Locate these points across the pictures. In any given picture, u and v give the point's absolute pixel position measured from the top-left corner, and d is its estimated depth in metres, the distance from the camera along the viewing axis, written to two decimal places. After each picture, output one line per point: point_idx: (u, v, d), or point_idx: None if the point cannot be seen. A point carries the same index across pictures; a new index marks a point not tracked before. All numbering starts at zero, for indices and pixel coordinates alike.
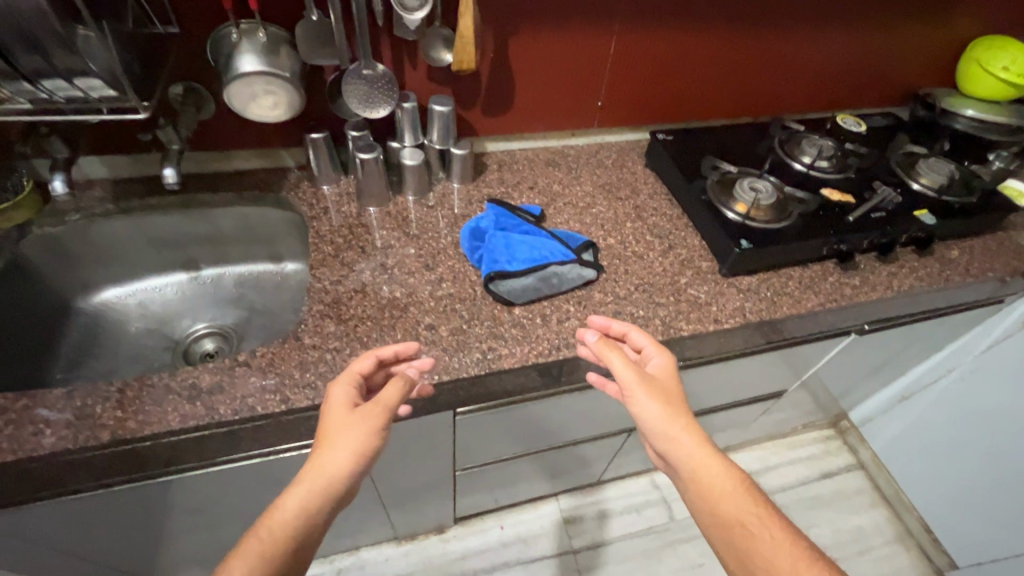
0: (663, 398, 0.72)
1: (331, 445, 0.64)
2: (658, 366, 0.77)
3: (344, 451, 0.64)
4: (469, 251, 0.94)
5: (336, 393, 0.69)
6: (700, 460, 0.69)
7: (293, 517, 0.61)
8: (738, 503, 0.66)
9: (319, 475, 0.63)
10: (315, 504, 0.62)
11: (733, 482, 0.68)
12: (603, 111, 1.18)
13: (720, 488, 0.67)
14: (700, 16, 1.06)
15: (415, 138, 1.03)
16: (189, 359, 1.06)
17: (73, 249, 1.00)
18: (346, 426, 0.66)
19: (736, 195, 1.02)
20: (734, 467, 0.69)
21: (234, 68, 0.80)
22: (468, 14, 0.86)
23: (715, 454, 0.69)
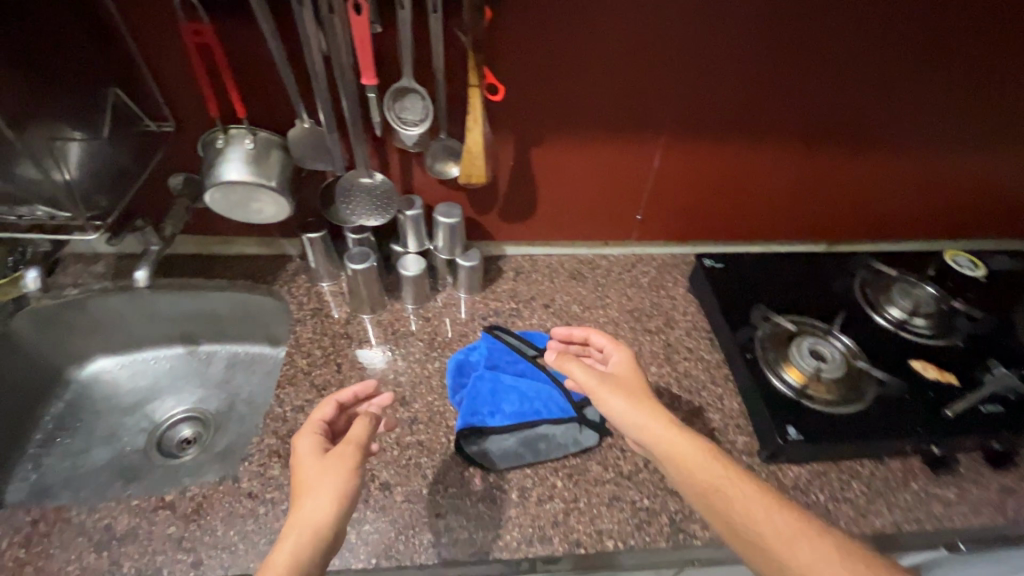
0: (623, 390, 0.69)
1: (308, 489, 0.57)
2: (618, 362, 0.74)
3: (326, 484, 0.58)
4: (452, 391, 0.81)
5: (302, 444, 0.62)
6: (671, 442, 0.63)
7: (284, 567, 0.52)
8: (718, 476, 0.60)
9: (306, 523, 0.55)
10: (307, 553, 0.54)
11: (717, 460, 0.61)
12: (641, 225, 1.02)
13: (697, 463, 0.61)
14: (764, 134, 0.89)
15: (419, 244, 0.93)
16: (163, 448, 1.01)
17: (69, 322, 0.99)
18: (325, 470, 0.59)
19: (790, 358, 0.81)
20: (711, 446, 0.63)
21: (216, 176, 0.74)
22: (474, 130, 0.74)
23: (682, 431, 0.64)
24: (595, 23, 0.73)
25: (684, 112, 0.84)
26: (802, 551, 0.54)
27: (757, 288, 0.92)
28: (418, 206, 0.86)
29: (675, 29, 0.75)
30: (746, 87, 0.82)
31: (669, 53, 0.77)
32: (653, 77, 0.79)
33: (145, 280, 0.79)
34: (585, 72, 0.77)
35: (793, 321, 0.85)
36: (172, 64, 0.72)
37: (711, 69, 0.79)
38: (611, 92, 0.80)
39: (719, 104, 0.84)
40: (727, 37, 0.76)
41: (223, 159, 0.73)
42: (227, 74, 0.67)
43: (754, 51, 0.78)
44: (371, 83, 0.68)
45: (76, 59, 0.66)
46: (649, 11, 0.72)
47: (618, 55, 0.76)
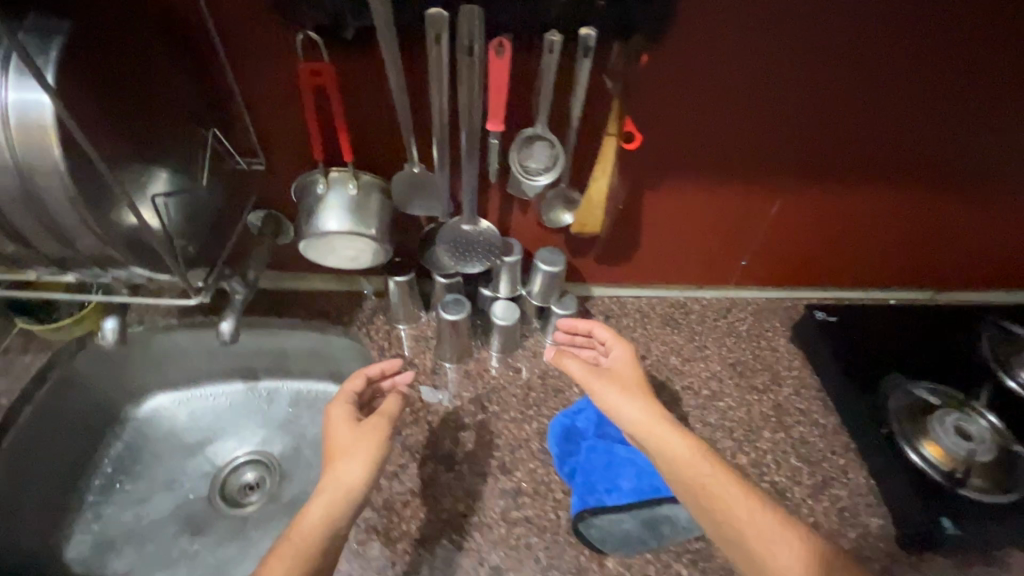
0: (620, 390, 0.72)
1: (340, 456, 0.62)
2: (616, 359, 0.76)
3: (357, 450, 0.62)
4: (558, 461, 0.75)
5: (335, 415, 0.66)
6: (663, 440, 0.66)
7: (320, 521, 0.58)
8: (704, 474, 0.63)
9: (337, 484, 0.60)
10: (338, 514, 0.59)
11: (702, 455, 0.65)
12: (743, 270, 0.95)
13: (685, 459, 0.65)
14: (890, 182, 0.81)
15: (513, 290, 0.86)
16: (226, 494, 0.94)
17: (131, 360, 0.93)
18: (357, 443, 0.63)
19: (929, 432, 0.75)
20: (698, 442, 0.66)
21: (314, 225, 0.67)
22: (602, 179, 0.67)
23: (675, 428, 0.67)
24: (736, 66, 0.65)
25: (807, 159, 0.77)
26: (767, 545, 0.58)
27: (878, 348, 0.85)
28: (518, 252, 0.79)
29: (817, 72, 0.67)
30: (881, 134, 0.74)
31: (805, 98, 0.69)
32: (783, 123, 0.71)
33: (231, 335, 0.71)
34: (716, 116, 0.70)
35: (936, 395, 0.78)
36: (271, 101, 0.65)
37: (846, 115, 0.71)
38: (739, 137, 0.73)
39: (847, 151, 0.76)
40: (870, 81, 0.68)
41: (323, 207, 0.67)
42: (340, 117, 0.60)
43: (897, 96, 0.70)
44: (498, 129, 0.61)
45: (173, 99, 0.60)
46: (795, 53, 0.64)
47: (752, 100, 0.68)
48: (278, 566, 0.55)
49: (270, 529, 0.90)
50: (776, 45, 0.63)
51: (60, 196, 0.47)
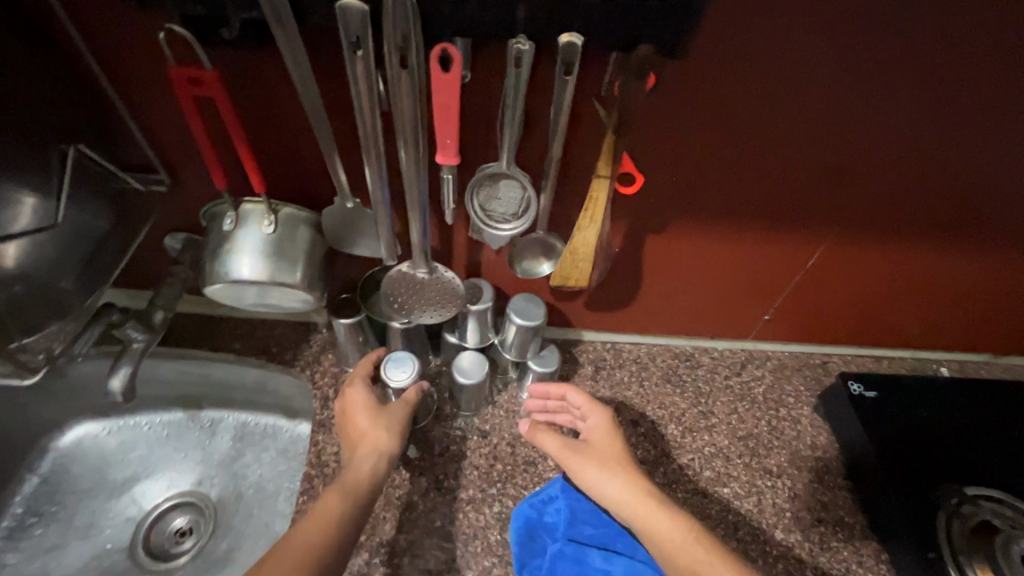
0: (595, 466, 0.60)
1: (374, 419, 0.62)
2: (594, 424, 0.64)
3: (393, 416, 0.63)
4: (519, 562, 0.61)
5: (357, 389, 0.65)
6: (644, 519, 0.55)
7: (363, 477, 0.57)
8: (700, 561, 0.51)
9: (378, 446, 0.61)
10: (380, 469, 0.59)
11: (686, 530, 0.53)
12: (766, 324, 0.79)
13: (669, 539, 0.53)
14: (961, 239, 0.64)
15: (482, 339, 0.71)
16: (151, 544, 0.83)
17: (46, 386, 0.81)
18: (390, 412, 0.64)
19: (986, 556, 0.60)
20: (686, 517, 0.54)
21: (221, 267, 0.53)
22: (589, 228, 0.52)
23: (659, 505, 0.55)
24: (777, 93, 0.48)
25: (858, 207, 0.60)
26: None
27: (928, 438, 0.69)
28: (488, 300, 0.64)
29: (887, 105, 0.49)
30: (958, 184, 0.57)
31: (864, 136, 0.52)
32: (832, 164, 0.55)
33: (123, 393, 0.58)
34: (744, 154, 0.53)
35: (999, 510, 0.62)
36: (164, 109, 0.50)
37: (915, 159, 0.55)
38: (775, 178, 0.56)
39: (911, 202, 0.59)
40: (956, 120, 0.51)
41: (231, 246, 0.52)
42: (241, 138, 0.46)
43: (988, 141, 0.52)
44: (449, 164, 0.46)
45: None
46: (861, 80, 0.47)
47: (793, 136, 0.52)
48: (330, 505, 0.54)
49: None
50: (836, 68, 0.46)
51: None
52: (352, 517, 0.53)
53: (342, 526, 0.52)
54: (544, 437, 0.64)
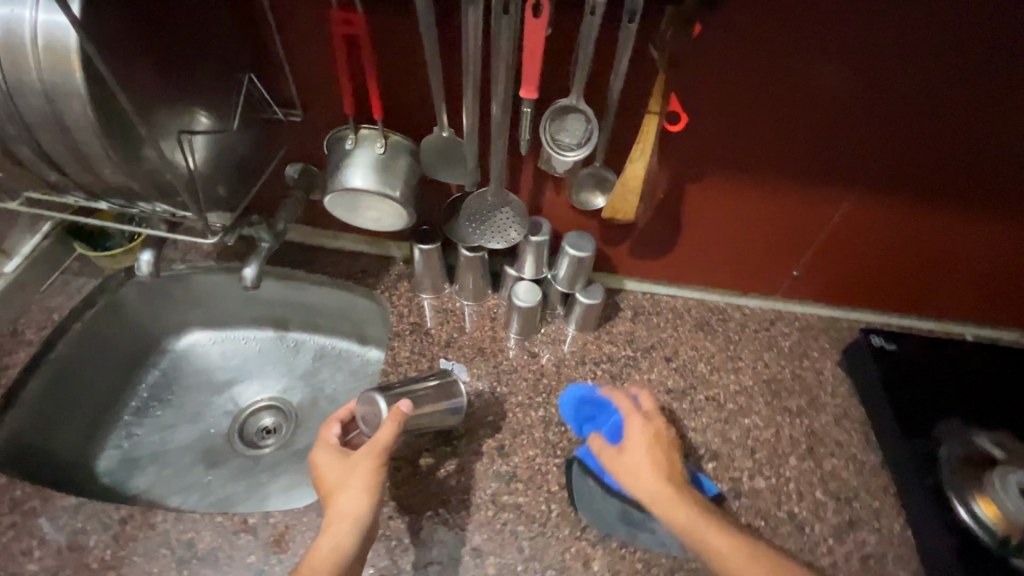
0: (650, 493, 0.63)
1: (340, 486, 0.59)
2: (643, 445, 0.66)
3: (359, 475, 0.59)
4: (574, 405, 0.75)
5: (321, 453, 0.62)
6: (697, 535, 0.59)
7: (330, 555, 0.56)
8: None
9: (338, 517, 0.57)
10: (345, 541, 0.56)
11: (737, 543, 0.59)
12: (796, 281, 0.86)
13: (727, 558, 0.58)
14: (986, 204, 0.70)
15: (537, 271, 0.82)
16: (243, 435, 0.97)
17: (171, 295, 0.96)
18: (353, 470, 0.60)
19: (984, 488, 0.66)
20: (730, 528, 0.60)
21: (340, 180, 0.66)
22: (639, 161, 0.62)
23: (710, 522, 0.60)
24: (819, 47, 0.57)
25: (890, 165, 0.68)
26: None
27: (941, 389, 0.75)
28: (546, 233, 0.76)
29: (918, 64, 0.58)
30: (982, 146, 0.64)
31: (896, 92, 0.60)
32: (867, 119, 0.63)
33: (252, 281, 0.73)
34: (778, 109, 0.63)
35: (997, 448, 0.69)
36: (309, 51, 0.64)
37: (943, 119, 0.62)
38: (806, 133, 0.65)
39: (939, 162, 0.67)
40: (979, 83, 0.58)
41: (349, 162, 0.66)
42: (371, 70, 0.59)
43: (999, 105, 0.60)
44: (530, 97, 0.57)
45: (217, 39, 0.59)
46: (880, 43, 0.56)
47: (832, 90, 0.61)
48: None
49: (278, 474, 0.91)
50: (872, 27, 0.55)
51: (87, 128, 0.44)
52: None
53: None
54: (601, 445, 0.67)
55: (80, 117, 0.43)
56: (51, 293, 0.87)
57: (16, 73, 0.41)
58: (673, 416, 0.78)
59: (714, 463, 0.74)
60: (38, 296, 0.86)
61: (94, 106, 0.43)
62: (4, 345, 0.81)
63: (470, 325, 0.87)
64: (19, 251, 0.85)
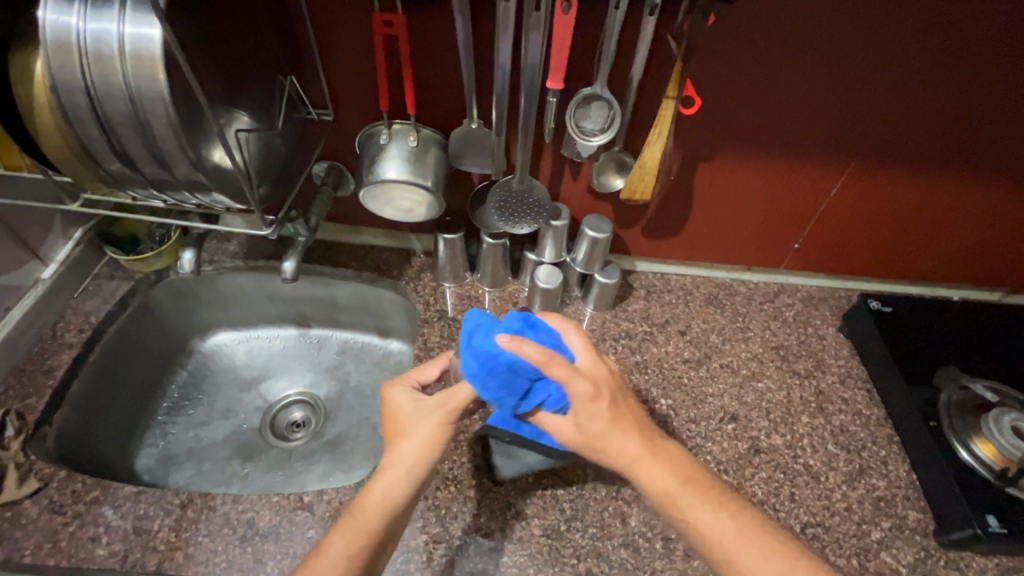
0: (599, 454, 0.58)
1: (407, 430, 0.60)
2: (583, 416, 0.57)
3: (427, 427, 0.60)
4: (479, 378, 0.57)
5: (396, 394, 0.64)
6: (644, 478, 0.56)
7: (382, 501, 0.57)
8: (718, 521, 0.54)
9: (398, 464, 0.58)
10: (401, 490, 0.57)
11: (678, 479, 0.56)
12: (797, 254, 0.93)
13: (681, 496, 0.55)
14: (970, 169, 0.77)
15: (557, 254, 0.87)
16: (275, 428, 1.00)
17: (200, 296, 0.99)
18: (421, 418, 0.61)
19: (982, 429, 0.71)
20: (676, 462, 0.57)
21: (375, 173, 0.70)
22: (658, 143, 0.67)
23: (657, 462, 0.57)
24: (820, 28, 0.63)
25: (886, 135, 0.73)
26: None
27: (935, 345, 0.82)
28: (567, 217, 0.81)
29: (909, 39, 0.64)
30: (967, 115, 0.70)
31: (889, 67, 0.66)
32: (863, 92, 0.69)
33: (291, 273, 0.76)
34: (780, 92, 0.69)
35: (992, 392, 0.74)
36: (345, 53, 0.68)
37: (931, 90, 0.68)
38: (805, 113, 0.71)
39: (928, 130, 0.73)
40: (962, 56, 0.65)
41: (384, 155, 0.70)
42: (408, 68, 0.63)
43: (976, 82, 0.67)
44: (559, 87, 0.62)
45: (261, 43, 0.63)
46: (871, 29, 0.63)
47: (827, 73, 0.67)
48: (339, 536, 0.55)
49: (314, 463, 0.94)
50: (869, 6, 0.61)
51: (167, 126, 0.47)
52: (359, 550, 0.54)
53: (344, 562, 0.53)
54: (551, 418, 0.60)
55: (161, 118, 0.47)
56: (86, 298, 0.89)
57: (103, 77, 0.45)
58: (692, 384, 0.84)
59: (733, 424, 0.80)
60: (74, 301, 0.88)
61: (175, 105, 0.46)
62: (46, 349, 0.83)
63: (494, 310, 0.92)
64: (54, 259, 0.87)
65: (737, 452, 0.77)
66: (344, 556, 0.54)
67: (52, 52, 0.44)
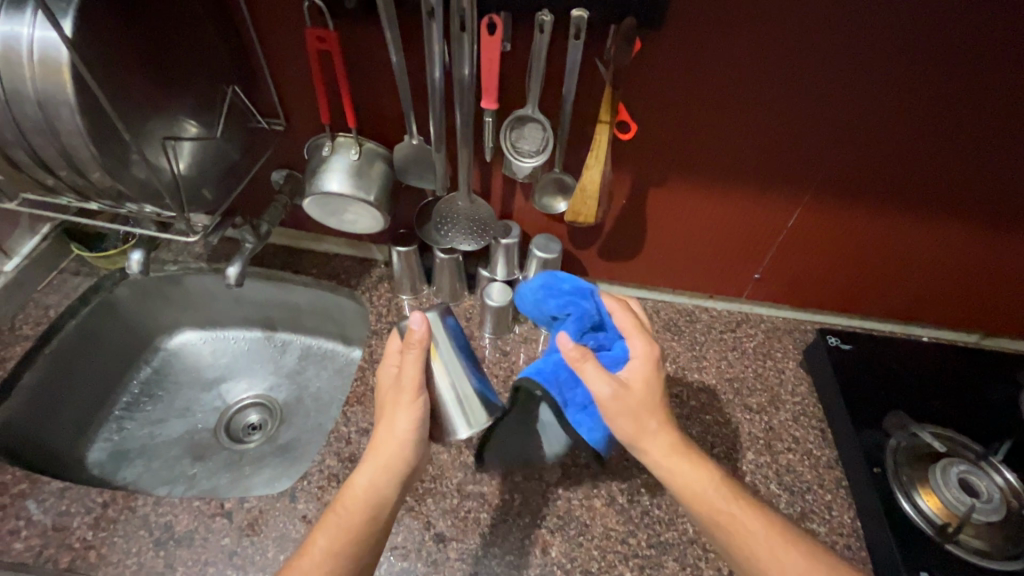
0: (637, 428, 0.56)
1: (389, 415, 0.58)
2: (633, 371, 0.57)
3: (409, 412, 0.58)
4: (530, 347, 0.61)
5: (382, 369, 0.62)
6: (676, 472, 0.55)
7: (364, 496, 0.56)
8: (732, 506, 0.55)
9: (376, 448, 0.57)
10: (382, 480, 0.56)
11: (718, 482, 0.55)
12: (758, 285, 0.90)
13: (699, 488, 0.55)
14: (931, 206, 0.75)
15: (509, 273, 0.85)
16: (230, 430, 1.00)
17: (162, 295, 1.00)
18: (393, 397, 0.59)
19: (929, 481, 0.68)
20: (711, 466, 0.57)
21: (316, 184, 0.71)
22: (596, 167, 0.66)
23: (695, 456, 0.57)
24: (760, 60, 0.61)
25: (840, 167, 0.71)
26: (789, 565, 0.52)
27: (892, 388, 0.79)
28: (516, 236, 0.80)
29: (858, 71, 0.62)
30: (924, 150, 0.68)
31: (839, 98, 0.64)
32: (813, 125, 0.67)
33: (235, 279, 0.78)
34: (724, 121, 0.67)
35: (939, 441, 0.72)
36: (291, 65, 0.69)
37: (886, 123, 0.66)
38: (753, 143, 0.69)
39: (884, 165, 0.71)
40: (916, 91, 0.63)
41: (327, 168, 0.71)
42: (344, 83, 0.64)
43: (929, 117, 0.65)
44: (491, 108, 0.62)
45: (203, 52, 0.64)
46: (814, 61, 0.61)
47: (772, 103, 0.65)
48: (324, 537, 0.55)
49: (261, 467, 0.94)
50: (816, 36, 0.59)
51: (77, 134, 0.49)
52: (350, 545, 0.54)
53: (332, 558, 0.54)
54: (592, 373, 0.54)
55: (71, 125, 0.48)
56: (48, 291, 0.91)
57: (14, 85, 0.47)
58: None
59: None
60: (36, 294, 0.91)
61: (83, 114, 0.48)
62: (2, 340, 0.85)
63: None
64: (19, 252, 0.90)
65: None
66: (326, 554, 0.53)
67: None
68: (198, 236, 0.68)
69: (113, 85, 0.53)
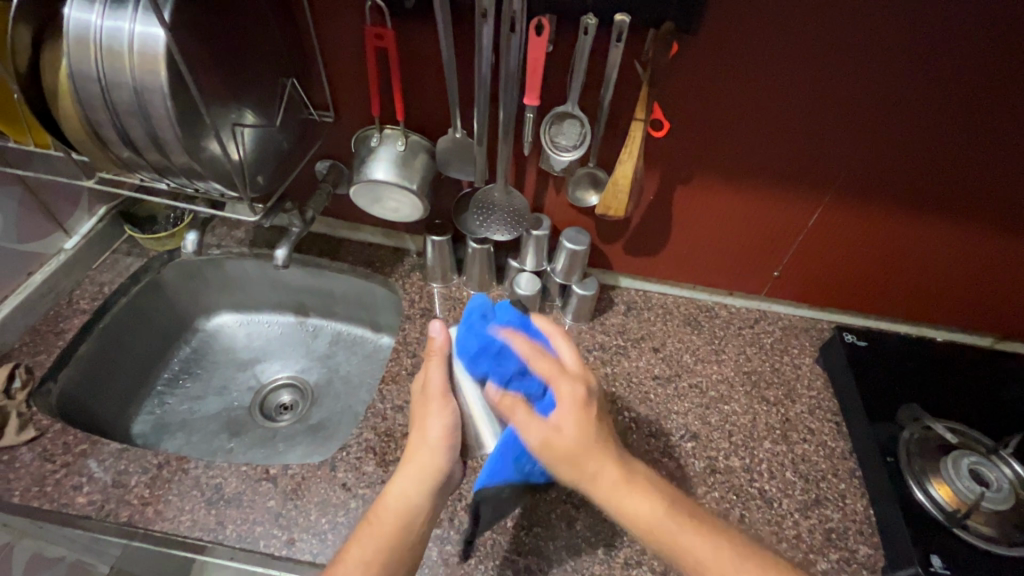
0: (574, 473, 0.54)
1: (422, 422, 0.62)
2: (563, 416, 0.54)
3: (441, 415, 0.61)
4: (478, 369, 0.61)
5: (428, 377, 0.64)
6: (624, 504, 0.53)
7: (399, 504, 0.58)
8: (689, 539, 0.52)
9: (418, 458, 0.60)
10: (417, 488, 0.58)
11: (664, 505, 0.53)
12: (777, 283, 0.93)
13: (659, 521, 0.52)
14: (948, 210, 0.78)
15: (538, 264, 0.89)
16: (264, 409, 1.03)
17: (204, 278, 1.05)
18: (432, 406, 0.62)
19: (941, 473, 0.71)
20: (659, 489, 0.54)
21: (365, 173, 0.75)
22: (628, 163, 0.71)
23: (639, 483, 0.54)
24: (784, 66, 0.65)
25: (864, 171, 0.75)
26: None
27: (904, 383, 0.82)
28: (547, 228, 0.84)
29: (886, 79, 0.65)
30: (940, 156, 0.72)
31: (866, 102, 0.68)
32: (833, 130, 0.71)
33: (283, 261, 0.83)
34: (749, 123, 0.71)
35: (952, 432, 0.74)
36: (346, 62, 0.74)
37: (915, 130, 0.70)
38: (777, 144, 0.73)
39: (903, 169, 0.74)
40: (937, 98, 0.66)
41: (374, 157, 0.75)
42: (398, 78, 0.68)
43: (946, 124, 0.68)
44: (534, 104, 0.67)
45: (266, 47, 0.69)
46: (835, 68, 0.65)
47: (795, 107, 0.69)
48: (361, 552, 0.55)
49: (294, 444, 0.97)
50: (840, 45, 0.63)
51: (165, 117, 0.55)
52: (395, 551, 0.56)
53: (375, 564, 0.54)
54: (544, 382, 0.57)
55: (161, 109, 0.54)
56: (102, 270, 0.97)
57: (115, 72, 0.53)
58: (657, 400, 0.84)
59: (693, 443, 0.80)
60: (90, 273, 0.97)
61: (172, 99, 0.54)
62: (60, 313, 0.91)
63: None
64: (77, 232, 0.96)
65: (694, 470, 0.77)
66: (363, 563, 0.54)
67: (73, 45, 0.52)
68: (258, 215, 0.73)
69: (193, 73, 0.58)
